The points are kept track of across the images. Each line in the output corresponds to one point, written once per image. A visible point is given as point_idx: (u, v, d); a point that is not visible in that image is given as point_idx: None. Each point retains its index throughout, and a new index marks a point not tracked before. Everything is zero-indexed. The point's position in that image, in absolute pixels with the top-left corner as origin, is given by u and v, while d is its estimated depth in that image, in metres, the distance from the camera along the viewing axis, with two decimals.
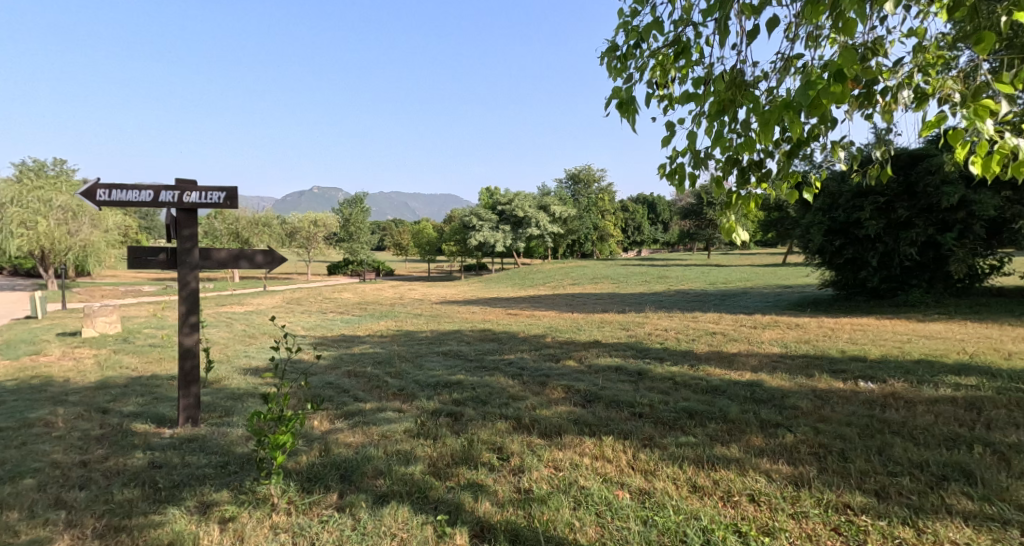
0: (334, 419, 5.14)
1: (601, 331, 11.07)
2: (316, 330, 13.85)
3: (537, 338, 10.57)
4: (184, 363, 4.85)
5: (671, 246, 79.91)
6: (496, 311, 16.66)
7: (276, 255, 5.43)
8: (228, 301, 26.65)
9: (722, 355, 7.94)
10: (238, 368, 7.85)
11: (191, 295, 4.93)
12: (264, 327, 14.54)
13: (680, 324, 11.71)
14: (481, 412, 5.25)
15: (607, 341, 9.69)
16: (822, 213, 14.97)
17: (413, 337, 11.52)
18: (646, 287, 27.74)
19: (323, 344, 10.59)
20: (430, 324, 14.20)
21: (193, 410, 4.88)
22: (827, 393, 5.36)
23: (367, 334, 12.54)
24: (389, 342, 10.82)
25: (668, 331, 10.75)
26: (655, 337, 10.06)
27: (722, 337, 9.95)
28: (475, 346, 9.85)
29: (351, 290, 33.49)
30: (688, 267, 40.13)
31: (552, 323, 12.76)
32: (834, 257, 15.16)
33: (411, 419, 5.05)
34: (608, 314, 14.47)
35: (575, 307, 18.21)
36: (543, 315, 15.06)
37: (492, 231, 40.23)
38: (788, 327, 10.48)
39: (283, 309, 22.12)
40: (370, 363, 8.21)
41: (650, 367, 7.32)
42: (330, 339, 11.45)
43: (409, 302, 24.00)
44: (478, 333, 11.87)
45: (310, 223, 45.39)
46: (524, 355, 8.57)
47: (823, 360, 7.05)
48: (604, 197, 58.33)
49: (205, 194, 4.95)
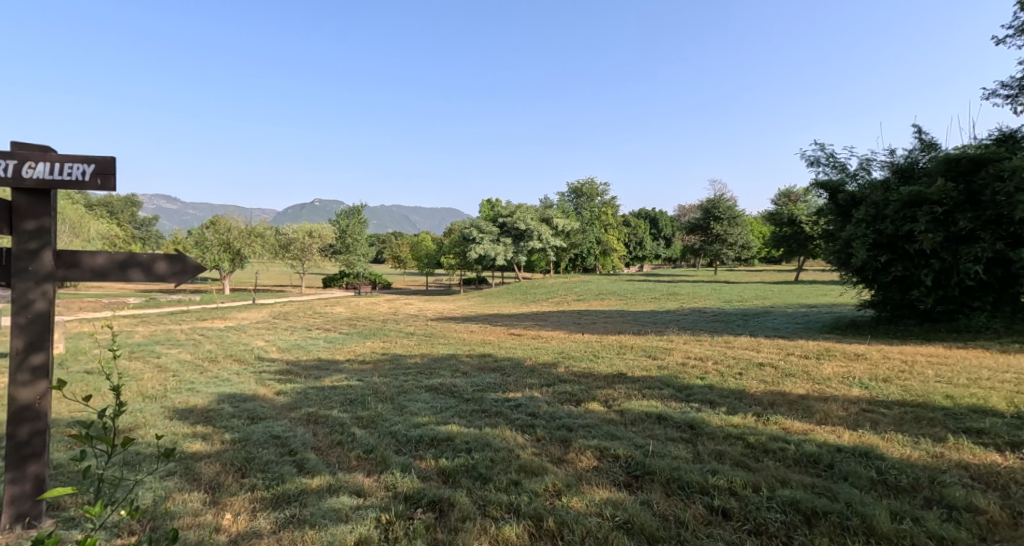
0: (257, 516, 3.43)
1: (624, 361, 9.32)
2: (292, 352, 12.10)
3: (547, 369, 8.80)
4: (18, 430, 3.16)
5: (673, 262, 78.29)
6: (497, 332, 14.89)
7: (188, 261, 3.75)
8: (212, 316, 24.95)
9: (791, 398, 6.17)
10: (167, 410, 6.10)
11: (38, 320, 3.22)
12: (234, 348, 12.76)
13: (715, 352, 9.94)
14: (480, 502, 3.57)
15: (635, 375, 7.93)
16: (865, 225, 13.54)
17: (400, 364, 9.78)
18: (657, 304, 25.99)
19: (292, 372, 8.83)
20: (422, 347, 12.42)
21: (28, 503, 3.21)
22: (991, 476, 3.63)
23: (348, 358, 10.77)
24: (371, 370, 9.06)
25: (704, 361, 8.99)
26: (692, 369, 8.31)
27: (774, 371, 8.18)
28: (473, 380, 8.08)
29: (343, 304, 31.70)
30: (696, 284, 38.40)
31: (564, 349, 10.98)
32: (879, 274, 13.62)
33: (374, 518, 3.36)
34: (627, 337, 12.69)
35: (585, 326, 16.38)
36: (551, 337, 13.26)
37: (493, 244, 38.50)
38: (850, 360, 8.70)
39: (265, 326, 20.34)
40: (338, 404, 6.46)
41: (699, 417, 5.59)
42: (302, 365, 9.70)
43: (403, 318, 22.20)
44: (478, 359, 10.11)
45: (305, 235, 43.98)
46: (534, 395, 6.84)
47: (936, 412, 5.30)
48: (607, 211, 56.78)
49: (63, 167, 3.24)
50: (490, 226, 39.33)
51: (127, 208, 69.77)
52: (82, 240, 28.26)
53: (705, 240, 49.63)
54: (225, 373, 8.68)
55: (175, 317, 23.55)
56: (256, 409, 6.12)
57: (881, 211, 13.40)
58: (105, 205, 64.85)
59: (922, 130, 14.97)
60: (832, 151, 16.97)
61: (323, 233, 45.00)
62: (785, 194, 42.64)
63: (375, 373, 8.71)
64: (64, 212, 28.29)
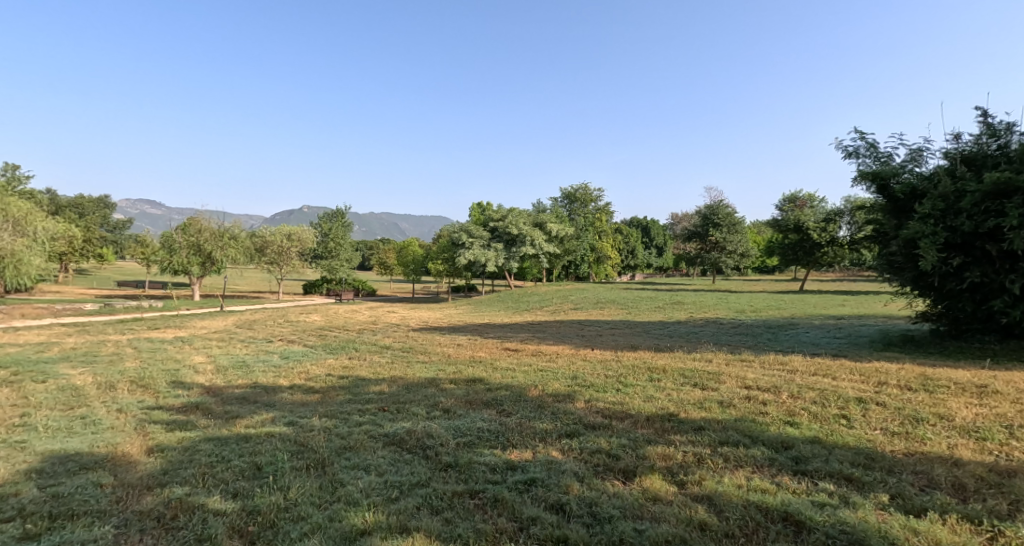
0: None
1: (666, 393, 6.80)
2: (230, 374, 9.46)
3: (562, 407, 6.26)
4: None
5: (665, 272, 76.36)
6: (489, 346, 12.36)
7: None
8: (166, 325, 22.16)
9: (984, 475, 3.71)
10: None
11: None
12: (158, 368, 10.08)
13: (783, 380, 7.42)
14: None
15: (696, 421, 5.41)
16: (934, 220, 11.30)
17: (358, 395, 7.19)
18: (664, 314, 23.59)
19: (201, 410, 6.21)
20: (395, 367, 9.86)
21: None
22: None
23: (293, 384, 8.14)
24: (315, 407, 6.50)
25: (777, 394, 6.52)
26: (768, 409, 5.84)
27: (885, 409, 5.72)
28: (457, 425, 5.55)
29: (320, 311, 29.00)
30: (698, 293, 36.08)
31: (577, 372, 8.46)
32: (949, 280, 11.47)
33: None
34: (651, 356, 10.19)
35: (592, 340, 13.95)
36: (556, 355, 10.76)
37: (483, 249, 36.08)
38: (980, 396, 6.25)
39: (220, 337, 17.69)
40: (234, 478, 3.91)
41: (858, 518, 3.13)
42: (224, 396, 7.06)
43: (381, 328, 19.63)
44: (464, 388, 7.55)
45: (283, 237, 41.38)
46: (553, 459, 4.35)
47: None
48: (602, 217, 54.44)
49: None
50: (480, 230, 37.09)
51: (98, 211, 66.20)
52: (28, 239, 25.36)
53: (703, 248, 47.42)
54: (102, 411, 6.03)
55: (122, 327, 20.74)
56: (77, 496, 3.52)
57: (952, 205, 11.20)
58: (76, 206, 61.31)
59: (986, 116, 12.79)
60: (872, 142, 14.53)
61: (303, 235, 42.46)
62: (789, 200, 40.55)
63: (319, 412, 6.16)
64: (8, 208, 25.49)
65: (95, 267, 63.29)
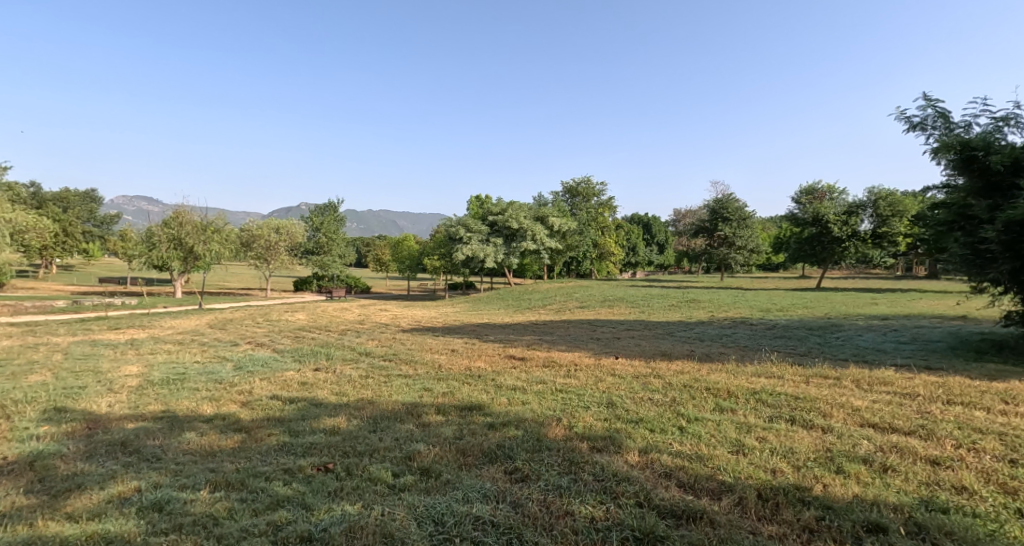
0: None
1: (761, 438, 4.47)
2: (147, 394, 7.14)
3: (609, 465, 3.94)
4: None
5: (666, 269, 74.02)
6: (488, 354, 9.99)
7: None
8: (130, 324, 19.89)
9: None
10: None
11: None
12: (59, 385, 7.78)
13: (919, 414, 5.10)
14: None
15: (856, 508, 3.11)
16: None
17: (297, 437, 4.84)
18: (681, 314, 21.27)
19: (26, 477, 3.83)
20: (367, 384, 7.53)
21: None
22: None
23: (216, 414, 5.79)
24: (221, 463, 4.15)
25: (940, 442, 4.20)
26: (955, 473, 3.55)
27: None
28: (437, 507, 3.26)
29: (305, 309, 26.71)
30: (711, 291, 33.74)
31: (612, 396, 6.12)
32: None
33: None
34: (701, 369, 7.87)
35: (613, 345, 11.68)
36: (575, 367, 8.41)
37: (482, 244, 33.76)
38: None
39: (181, 340, 15.39)
40: None
41: None
42: (94, 441, 4.72)
43: (367, 329, 17.39)
44: (454, 423, 5.19)
45: (271, 230, 39.13)
46: None
47: None
48: (605, 212, 51.99)
49: None
50: (479, 224, 34.64)
51: (84, 205, 63.85)
52: None
53: (711, 244, 45.03)
54: None
55: (76, 327, 18.40)
56: None
57: None
58: (59, 199, 58.81)
59: None
60: (944, 110, 11.94)
61: (293, 229, 40.50)
62: (806, 192, 38.06)
63: (218, 476, 3.81)
64: None
65: (82, 263, 61.26)
